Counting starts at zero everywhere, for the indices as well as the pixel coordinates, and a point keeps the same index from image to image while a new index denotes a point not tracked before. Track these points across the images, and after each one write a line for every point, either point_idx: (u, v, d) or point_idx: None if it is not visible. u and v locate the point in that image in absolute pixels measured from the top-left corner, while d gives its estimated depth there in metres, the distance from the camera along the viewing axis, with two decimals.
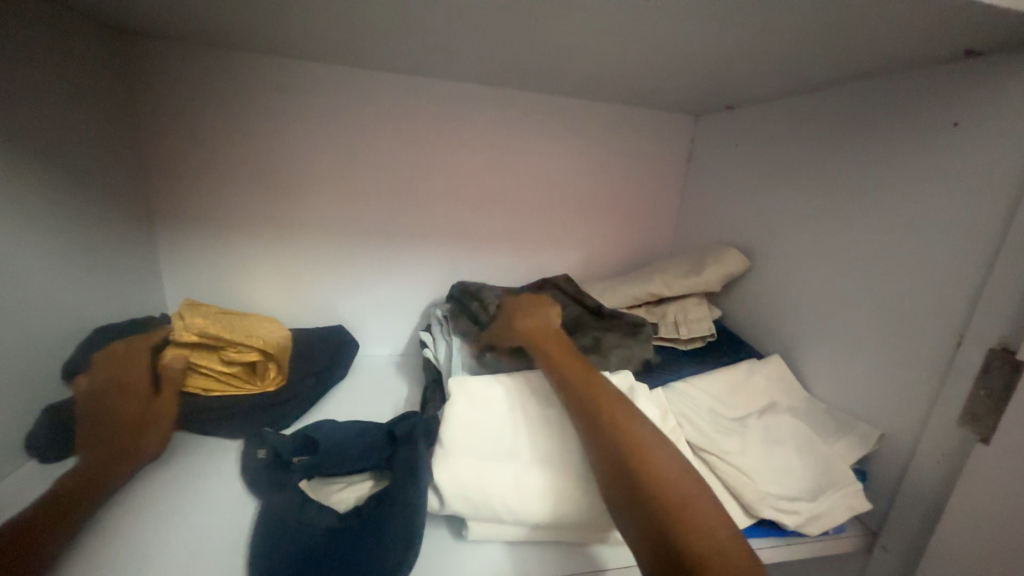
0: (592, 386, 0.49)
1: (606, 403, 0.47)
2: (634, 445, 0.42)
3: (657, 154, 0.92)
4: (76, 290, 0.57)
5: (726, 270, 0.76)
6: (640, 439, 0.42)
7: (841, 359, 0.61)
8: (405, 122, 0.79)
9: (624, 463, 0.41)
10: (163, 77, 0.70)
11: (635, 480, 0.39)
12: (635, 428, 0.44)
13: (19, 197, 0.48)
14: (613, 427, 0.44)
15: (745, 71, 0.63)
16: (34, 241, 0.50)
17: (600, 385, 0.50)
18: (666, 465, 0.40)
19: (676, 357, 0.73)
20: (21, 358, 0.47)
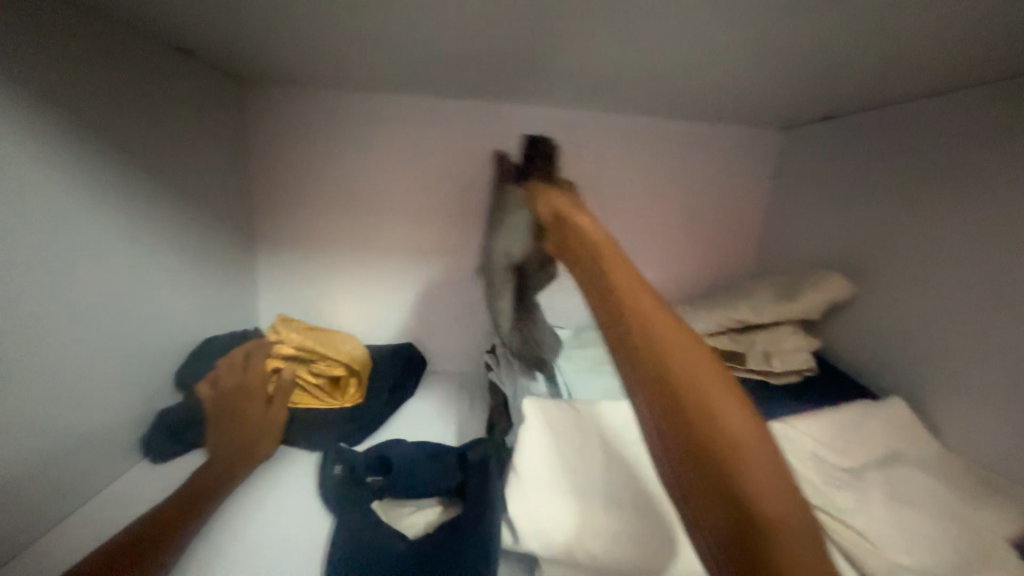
0: (645, 299, 0.32)
1: (616, 299, 0.33)
2: (677, 374, 0.29)
3: (739, 171, 0.86)
4: (185, 304, 0.64)
5: (826, 296, 0.67)
6: (648, 339, 0.30)
7: (987, 406, 0.51)
8: (478, 147, 0.81)
9: (660, 393, 0.29)
10: (269, 115, 0.78)
11: (693, 426, 0.28)
12: (659, 322, 0.31)
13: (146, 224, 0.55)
14: (668, 346, 0.30)
15: (846, 78, 0.57)
16: (149, 264, 0.56)
17: (642, 295, 0.32)
18: (711, 404, 0.28)
19: (768, 394, 0.65)
20: (133, 366, 0.53)
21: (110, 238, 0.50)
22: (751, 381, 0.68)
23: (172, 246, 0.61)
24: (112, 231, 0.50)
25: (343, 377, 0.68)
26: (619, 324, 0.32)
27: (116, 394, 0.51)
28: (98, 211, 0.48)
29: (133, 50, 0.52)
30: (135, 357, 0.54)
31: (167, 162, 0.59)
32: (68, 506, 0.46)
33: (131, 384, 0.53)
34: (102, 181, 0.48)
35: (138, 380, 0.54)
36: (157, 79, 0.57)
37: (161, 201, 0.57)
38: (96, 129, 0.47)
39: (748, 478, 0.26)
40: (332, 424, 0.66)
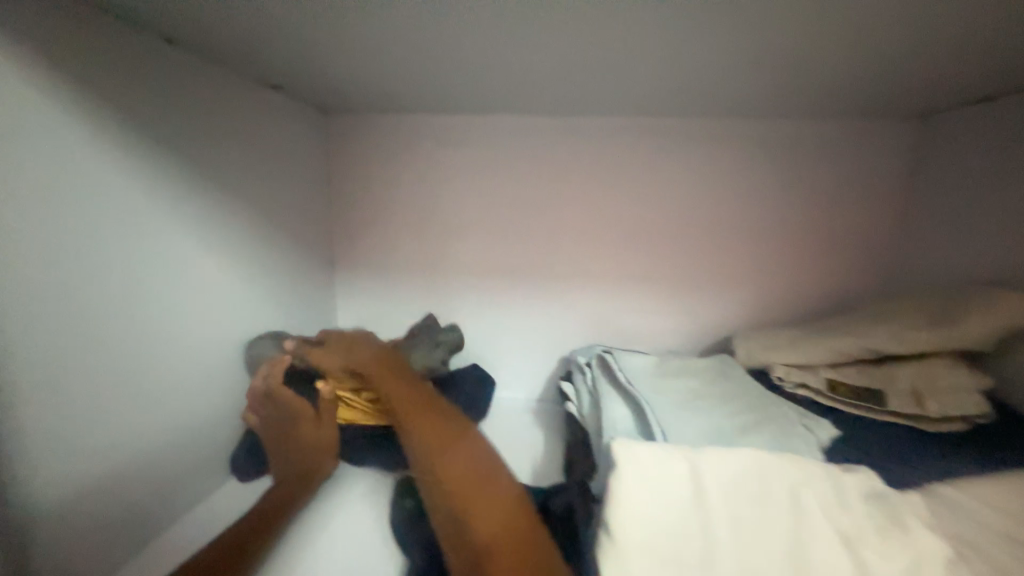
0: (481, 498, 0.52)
1: (483, 498, 0.52)
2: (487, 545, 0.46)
3: (860, 171, 0.73)
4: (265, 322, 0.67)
5: (999, 322, 0.53)
6: (481, 535, 0.47)
7: None
8: (550, 161, 0.77)
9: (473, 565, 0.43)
10: (348, 145, 0.81)
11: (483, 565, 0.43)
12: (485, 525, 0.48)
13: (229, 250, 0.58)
14: (478, 518, 0.49)
15: (1018, 48, 0.45)
16: (232, 288, 0.59)
17: (481, 487, 0.54)
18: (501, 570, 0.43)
19: (922, 443, 0.51)
20: (212, 384, 0.55)
21: (199, 264, 0.53)
22: (895, 426, 0.54)
23: (254, 270, 0.63)
24: (200, 258, 0.53)
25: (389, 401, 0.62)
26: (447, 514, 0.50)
27: (195, 413, 0.53)
28: (188, 240, 0.51)
29: (222, 88, 0.55)
30: (216, 377, 0.56)
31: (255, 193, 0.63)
32: (156, 527, 0.48)
33: (212, 404, 0.55)
34: (193, 213, 0.51)
35: (218, 400, 0.56)
36: (247, 118, 0.61)
37: (244, 227, 0.60)
38: (188, 166, 0.50)
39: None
40: (394, 446, 0.60)
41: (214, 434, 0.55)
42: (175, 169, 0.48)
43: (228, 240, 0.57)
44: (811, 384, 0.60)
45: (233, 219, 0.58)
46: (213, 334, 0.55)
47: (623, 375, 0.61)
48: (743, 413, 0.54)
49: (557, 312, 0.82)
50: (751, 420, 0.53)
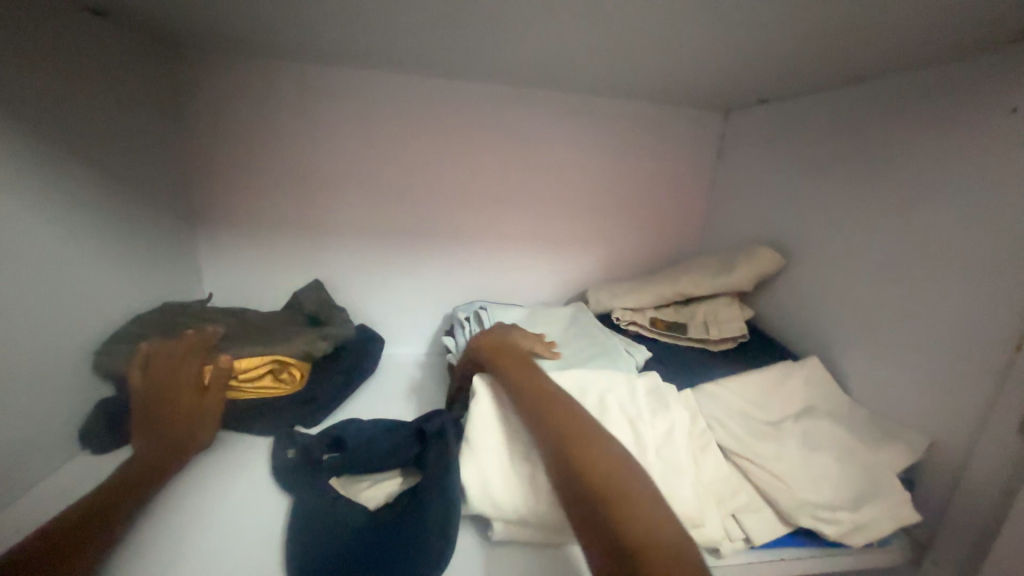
0: (595, 442, 0.42)
1: (573, 430, 0.43)
2: (606, 487, 0.37)
3: (685, 150, 0.90)
4: (113, 284, 0.61)
5: (758, 269, 0.73)
6: (600, 472, 0.39)
7: (884, 362, 0.58)
8: (431, 123, 0.80)
9: (595, 508, 0.36)
10: (203, 86, 0.73)
11: (600, 512, 0.36)
12: (610, 464, 0.40)
13: (62, 201, 0.51)
14: (593, 458, 0.40)
15: (777, 62, 0.61)
16: (70, 244, 0.52)
17: (567, 407, 0.46)
18: (640, 517, 0.35)
19: (705, 360, 0.70)
20: (54, 350, 0.50)
21: (22, 216, 0.46)
22: (691, 348, 0.73)
23: (96, 226, 0.57)
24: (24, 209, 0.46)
25: (274, 368, 0.63)
26: (560, 470, 0.40)
27: (39, 380, 0.48)
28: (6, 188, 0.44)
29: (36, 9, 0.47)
30: (55, 346, 0.51)
31: (85, 134, 0.55)
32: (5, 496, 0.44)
33: (54, 375, 0.50)
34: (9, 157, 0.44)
35: (60, 369, 0.51)
36: (70, 44, 0.52)
37: (78, 175, 0.53)
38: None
39: (638, 540, 0.33)
40: (280, 411, 0.63)
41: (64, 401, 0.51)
42: None
43: (61, 190, 0.51)
44: (640, 321, 0.76)
45: (62, 165, 0.51)
46: (51, 296, 0.50)
47: (496, 324, 0.70)
48: (589, 347, 0.67)
49: (440, 269, 0.88)
50: (596, 350, 0.67)
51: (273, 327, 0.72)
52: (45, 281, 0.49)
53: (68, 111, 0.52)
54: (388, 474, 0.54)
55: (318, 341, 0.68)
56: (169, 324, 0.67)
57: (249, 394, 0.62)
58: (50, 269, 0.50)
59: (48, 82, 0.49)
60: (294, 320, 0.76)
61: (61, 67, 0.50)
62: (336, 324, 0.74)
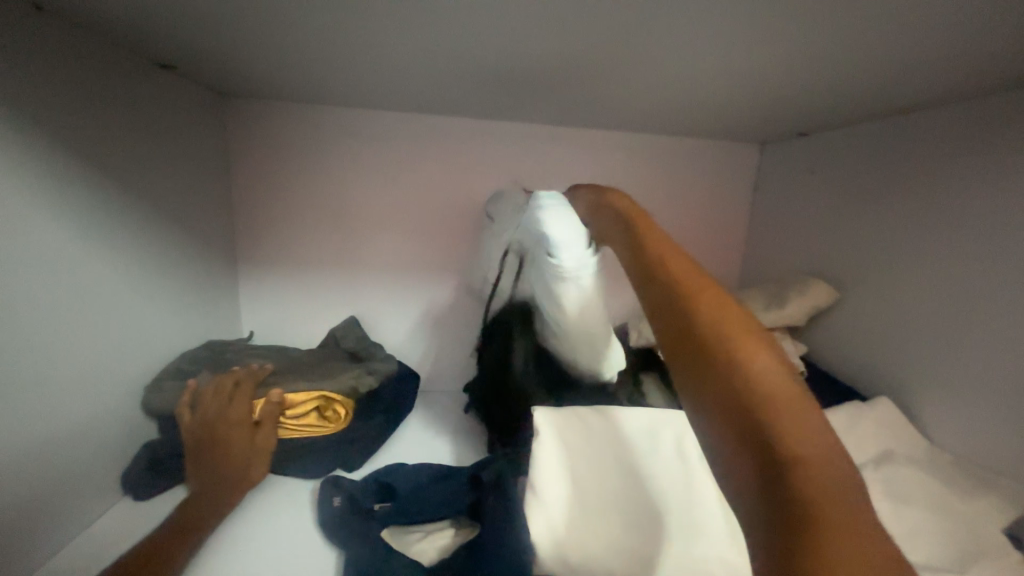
0: (747, 339, 0.27)
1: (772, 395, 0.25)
2: (754, 379, 0.25)
3: (721, 183, 0.89)
4: (159, 322, 0.61)
5: (810, 303, 0.71)
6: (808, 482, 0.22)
7: (964, 403, 0.54)
8: (470, 161, 0.82)
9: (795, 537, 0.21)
10: (252, 130, 0.76)
11: (772, 469, 0.23)
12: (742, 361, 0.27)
13: (108, 241, 0.52)
14: (811, 454, 0.23)
15: (824, 94, 0.61)
16: (113, 283, 0.53)
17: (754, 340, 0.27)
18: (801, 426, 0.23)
19: None
20: (99, 390, 0.50)
21: (66, 255, 0.46)
22: None
23: (144, 267, 0.58)
24: (68, 249, 0.46)
25: (320, 407, 0.61)
26: (706, 391, 0.26)
27: (81, 422, 0.48)
28: (52, 231, 0.45)
29: (99, 62, 0.50)
30: (95, 386, 0.50)
31: (136, 178, 0.56)
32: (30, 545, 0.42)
33: (94, 416, 0.50)
34: (56, 198, 0.45)
35: (96, 410, 0.50)
36: (128, 92, 0.54)
37: (125, 214, 0.54)
38: (50, 143, 0.44)
39: (802, 468, 0.22)
40: (322, 455, 0.61)
41: (101, 443, 0.50)
42: (29, 144, 0.42)
43: (104, 229, 0.51)
44: None
45: (109, 206, 0.52)
46: (99, 337, 0.50)
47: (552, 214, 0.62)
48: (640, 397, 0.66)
49: (476, 305, 0.87)
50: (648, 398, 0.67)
51: (315, 361, 0.71)
52: (95, 322, 0.50)
53: (121, 155, 0.54)
54: (440, 525, 0.51)
55: (362, 376, 0.65)
56: (214, 360, 0.66)
57: (292, 433, 0.60)
58: (94, 308, 0.50)
59: (104, 128, 0.51)
60: (332, 356, 0.74)
61: (118, 114, 0.53)
62: (380, 359, 0.72)
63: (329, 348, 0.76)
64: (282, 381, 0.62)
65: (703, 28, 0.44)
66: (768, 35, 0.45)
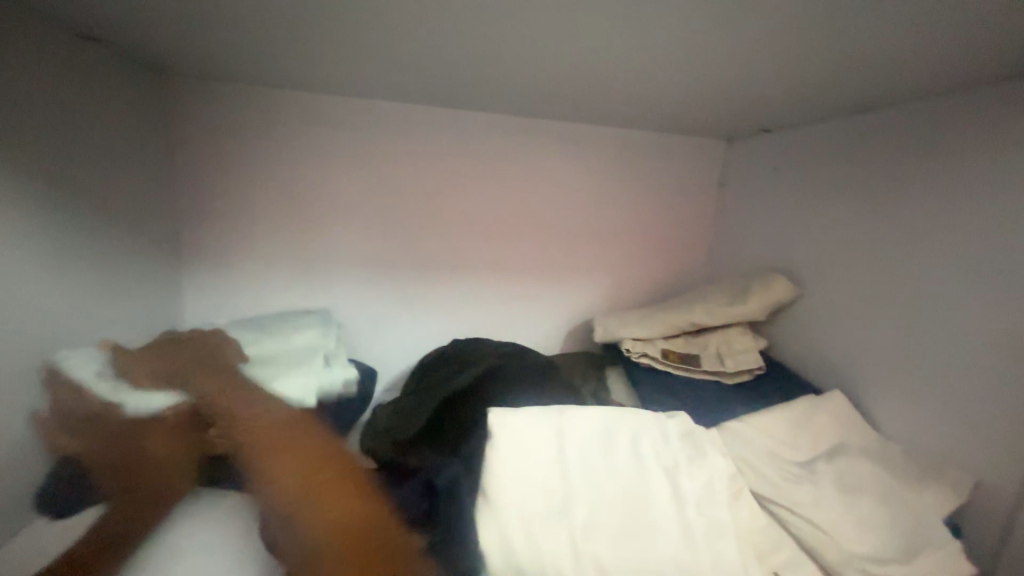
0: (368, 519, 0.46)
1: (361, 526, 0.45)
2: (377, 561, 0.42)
3: (687, 179, 0.89)
4: (82, 316, 0.55)
5: (771, 297, 0.71)
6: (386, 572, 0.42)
7: (913, 395, 0.55)
8: (435, 152, 0.79)
9: None
10: (195, 113, 0.70)
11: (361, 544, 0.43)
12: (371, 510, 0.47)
13: (29, 233, 0.46)
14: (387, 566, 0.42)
15: (790, 91, 0.61)
16: (28, 279, 0.47)
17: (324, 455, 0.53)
18: None
19: (722, 396, 0.67)
20: (12, 399, 0.45)
21: None
22: (707, 382, 0.70)
23: (70, 258, 0.52)
24: None
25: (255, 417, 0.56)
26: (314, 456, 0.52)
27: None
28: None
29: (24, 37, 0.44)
30: (4, 394, 0.43)
31: (65, 166, 0.50)
32: None
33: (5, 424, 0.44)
34: None
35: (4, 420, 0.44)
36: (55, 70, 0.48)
37: (58, 207, 0.49)
38: None
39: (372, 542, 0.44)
40: None
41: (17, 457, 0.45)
42: None
43: (31, 220, 0.46)
44: (652, 352, 0.73)
45: (39, 198, 0.47)
46: (10, 332, 0.44)
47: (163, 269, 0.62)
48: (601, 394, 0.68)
49: (440, 300, 0.84)
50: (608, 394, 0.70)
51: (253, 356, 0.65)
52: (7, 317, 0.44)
53: (54, 142, 0.49)
54: None
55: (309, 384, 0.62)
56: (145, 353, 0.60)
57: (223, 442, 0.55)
58: (7, 308, 0.44)
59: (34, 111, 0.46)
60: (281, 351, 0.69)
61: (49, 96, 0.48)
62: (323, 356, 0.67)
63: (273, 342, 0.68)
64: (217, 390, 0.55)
65: (672, 20, 0.43)
66: (737, 30, 0.44)
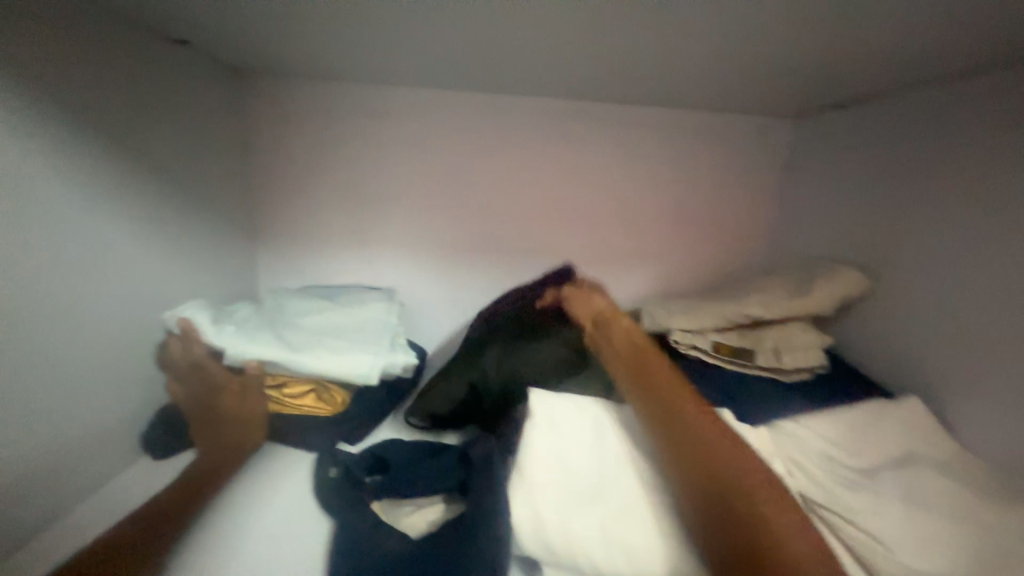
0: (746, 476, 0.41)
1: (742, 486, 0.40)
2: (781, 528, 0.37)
3: (749, 162, 0.83)
4: (184, 282, 0.63)
5: (839, 292, 0.66)
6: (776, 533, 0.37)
7: (1006, 406, 0.48)
8: (483, 139, 0.80)
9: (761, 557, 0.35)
10: (269, 109, 0.77)
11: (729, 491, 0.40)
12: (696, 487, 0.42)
13: (137, 212, 0.54)
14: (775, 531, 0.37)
15: (873, 64, 0.54)
16: (142, 251, 0.55)
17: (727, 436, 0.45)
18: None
19: (773, 394, 0.63)
20: (134, 353, 0.54)
21: (99, 225, 0.49)
22: (759, 378, 0.66)
23: (171, 230, 0.60)
24: (102, 219, 0.49)
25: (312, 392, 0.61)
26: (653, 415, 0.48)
27: (124, 382, 0.52)
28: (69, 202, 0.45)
29: (121, 44, 0.51)
30: (124, 344, 0.52)
31: (160, 161, 0.58)
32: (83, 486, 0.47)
33: (129, 374, 0.53)
34: (91, 176, 0.47)
35: (115, 377, 0.51)
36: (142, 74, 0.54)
37: (153, 189, 0.57)
38: (77, 122, 0.45)
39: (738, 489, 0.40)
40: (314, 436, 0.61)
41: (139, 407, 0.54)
42: (66, 125, 0.44)
43: (133, 200, 0.53)
44: (701, 346, 0.69)
45: (138, 178, 0.54)
46: (128, 294, 0.53)
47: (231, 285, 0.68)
48: None
49: (486, 285, 0.86)
50: None
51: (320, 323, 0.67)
52: (124, 282, 0.52)
53: (148, 134, 0.55)
54: (432, 500, 0.51)
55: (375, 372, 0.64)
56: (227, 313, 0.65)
57: (286, 410, 0.61)
58: (125, 275, 0.52)
59: (130, 109, 0.52)
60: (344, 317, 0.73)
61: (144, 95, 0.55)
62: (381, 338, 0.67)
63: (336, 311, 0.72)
64: (278, 360, 0.58)
65: None
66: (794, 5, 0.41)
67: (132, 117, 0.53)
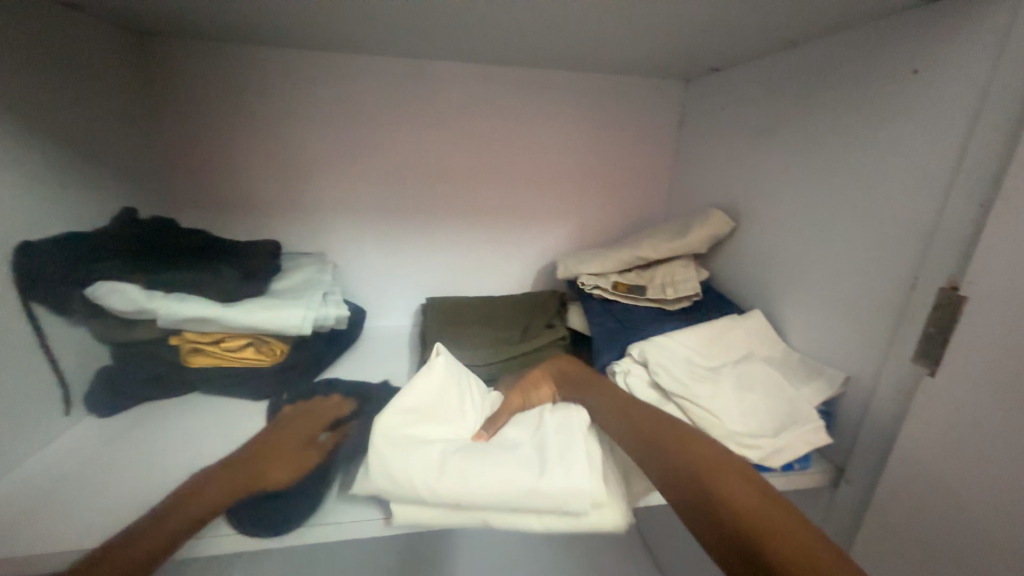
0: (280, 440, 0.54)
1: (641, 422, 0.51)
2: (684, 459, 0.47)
3: (647, 121, 0.93)
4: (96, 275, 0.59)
5: (711, 231, 0.78)
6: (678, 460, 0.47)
7: (812, 310, 0.63)
8: (400, 102, 0.84)
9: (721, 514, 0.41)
10: (177, 74, 0.76)
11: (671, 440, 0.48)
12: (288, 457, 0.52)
13: (49, 181, 0.55)
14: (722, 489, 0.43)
15: (730, 33, 0.63)
16: (56, 218, 0.56)
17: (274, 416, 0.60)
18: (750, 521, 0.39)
19: (660, 319, 0.76)
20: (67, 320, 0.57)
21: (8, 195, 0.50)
22: (649, 308, 0.79)
23: (91, 199, 0.62)
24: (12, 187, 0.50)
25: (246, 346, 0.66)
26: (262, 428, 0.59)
27: (69, 342, 0.58)
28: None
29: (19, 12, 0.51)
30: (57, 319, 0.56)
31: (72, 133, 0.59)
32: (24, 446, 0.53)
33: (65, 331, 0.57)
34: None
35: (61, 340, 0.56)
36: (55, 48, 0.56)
37: (66, 158, 0.58)
38: None
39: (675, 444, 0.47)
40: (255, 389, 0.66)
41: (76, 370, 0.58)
42: None
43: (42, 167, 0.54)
44: (603, 285, 0.81)
45: (49, 148, 0.55)
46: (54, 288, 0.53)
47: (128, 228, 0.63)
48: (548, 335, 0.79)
49: (415, 243, 0.92)
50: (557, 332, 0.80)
51: (252, 271, 0.69)
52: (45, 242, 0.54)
53: (55, 104, 0.56)
54: None
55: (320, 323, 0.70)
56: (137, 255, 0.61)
57: (227, 362, 0.66)
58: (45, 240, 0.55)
59: (38, 80, 0.53)
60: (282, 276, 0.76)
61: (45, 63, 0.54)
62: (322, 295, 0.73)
63: (250, 280, 0.67)
64: (215, 317, 0.61)
65: None
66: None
67: (40, 90, 0.53)
